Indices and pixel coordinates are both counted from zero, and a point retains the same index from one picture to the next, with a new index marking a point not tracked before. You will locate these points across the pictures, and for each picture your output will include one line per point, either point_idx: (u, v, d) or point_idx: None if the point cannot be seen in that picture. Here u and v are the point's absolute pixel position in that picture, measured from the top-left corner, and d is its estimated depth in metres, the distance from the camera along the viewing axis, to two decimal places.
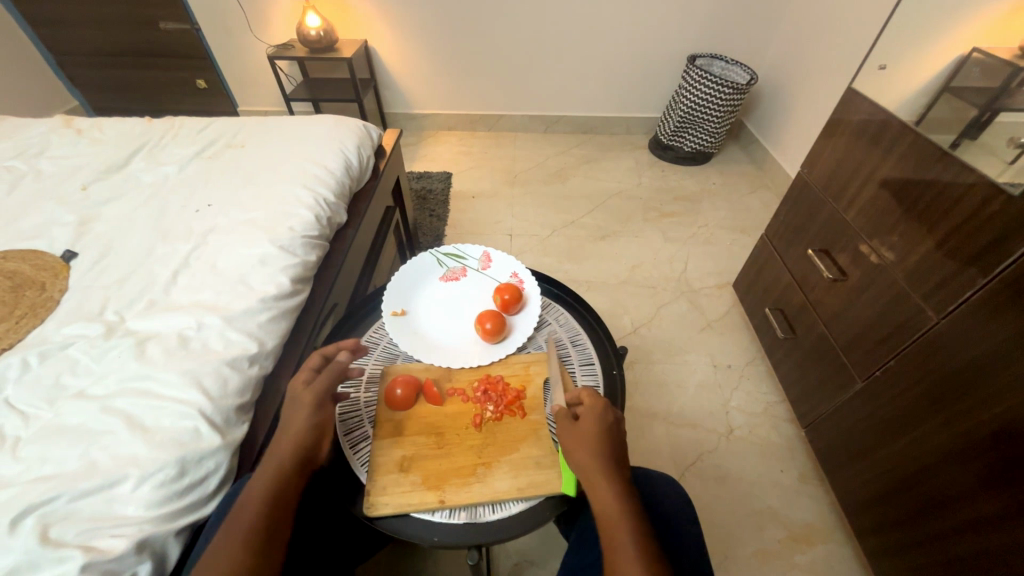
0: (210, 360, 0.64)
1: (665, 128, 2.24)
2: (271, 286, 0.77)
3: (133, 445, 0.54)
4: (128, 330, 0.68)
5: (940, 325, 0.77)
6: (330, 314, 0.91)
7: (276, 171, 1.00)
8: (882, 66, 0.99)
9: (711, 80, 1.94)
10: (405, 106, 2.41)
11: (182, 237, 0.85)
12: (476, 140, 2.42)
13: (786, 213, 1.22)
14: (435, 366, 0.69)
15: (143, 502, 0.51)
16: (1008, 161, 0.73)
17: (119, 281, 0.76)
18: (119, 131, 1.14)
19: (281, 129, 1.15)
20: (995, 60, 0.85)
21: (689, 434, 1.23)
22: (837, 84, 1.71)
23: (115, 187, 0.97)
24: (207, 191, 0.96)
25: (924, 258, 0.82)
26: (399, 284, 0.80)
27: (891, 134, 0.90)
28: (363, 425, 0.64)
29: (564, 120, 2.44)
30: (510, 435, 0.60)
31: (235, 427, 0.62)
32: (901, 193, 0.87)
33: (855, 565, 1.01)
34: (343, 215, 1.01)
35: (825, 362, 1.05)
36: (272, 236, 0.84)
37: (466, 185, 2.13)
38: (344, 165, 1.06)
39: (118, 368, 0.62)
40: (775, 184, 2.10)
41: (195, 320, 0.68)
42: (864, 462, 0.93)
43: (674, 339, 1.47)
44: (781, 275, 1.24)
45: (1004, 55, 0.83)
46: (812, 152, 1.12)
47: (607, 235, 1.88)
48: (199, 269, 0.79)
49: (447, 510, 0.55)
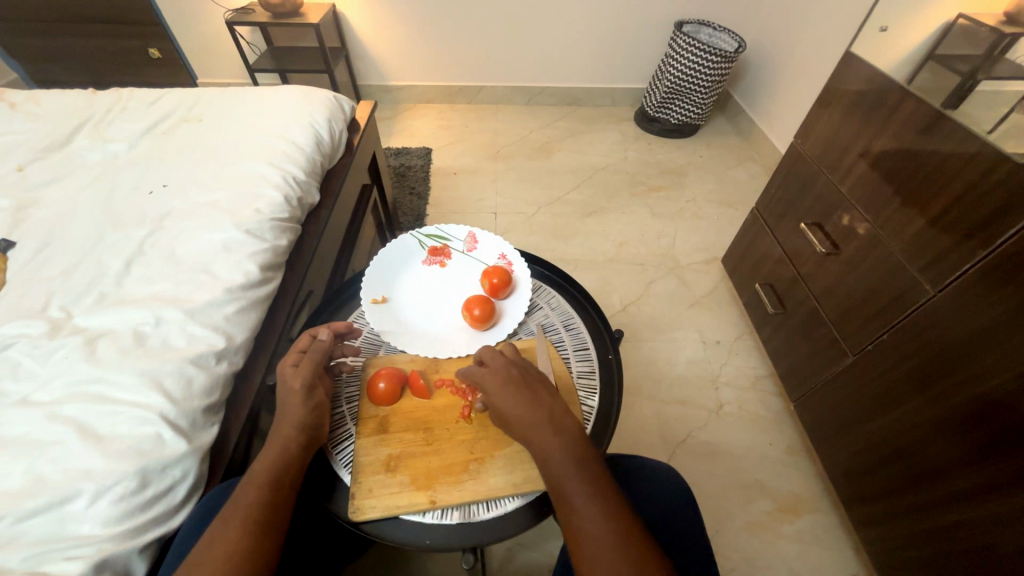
0: (172, 358, 0.58)
1: (651, 99, 2.17)
2: (237, 275, 0.70)
3: (86, 456, 0.49)
4: (76, 327, 0.61)
5: (935, 299, 0.76)
6: (305, 303, 0.85)
7: (238, 147, 0.92)
8: (884, 28, 0.94)
9: (699, 47, 1.87)
10: (380, 78, 2.28)
11: (134, 222, 0.77)
12: (456, 113, 2.32)
13: (779, 186, 1.18)
14: (420, 356, 0.64)
15: (100, 519, 0.46)
16: (988, 131, 0.72)
17: (65, 272, 0.68)
18: (60, 104, 1.03)
19: (243, 100, 1.05)
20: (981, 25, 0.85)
21: (679, 411, 1.23)
22: (827, 53, 1.66)
23: (57, 167, 0.87)
24: (162, 169, 0.87)
25: (918, 234, 0.80)
26: (378, 267, 0.75)
27: (892, 103, 0.87)
28: (346, 422, 0.59)
29: (547, 91, 2.34)
30: (504, 428, 0.57)
31: (203, 430, 0.57)
32: (896, 165, 0.85)
33: (842, 534, 1.03)
34: (315, 195, 0.94)
35: (816, 337, 1.04)
36: (236, 219, 0.77)
37: (448, 161, 2.04)
38: (314, 141, 0.98)
39: (65, 370, 0.56)
40: (761, 156, 2.07)
41: (152, 314, 0.62)
42: (854, 434, 0.93)
43: (663, 317, 1.45)
44: (772, 250, 1.22)
45: (988, 20, 0.84)
46: (806, 122, 1.09)
47: (594, 212, 1.83)
48: (156, 257, 0.71)
49: (439, 510, 0.52)
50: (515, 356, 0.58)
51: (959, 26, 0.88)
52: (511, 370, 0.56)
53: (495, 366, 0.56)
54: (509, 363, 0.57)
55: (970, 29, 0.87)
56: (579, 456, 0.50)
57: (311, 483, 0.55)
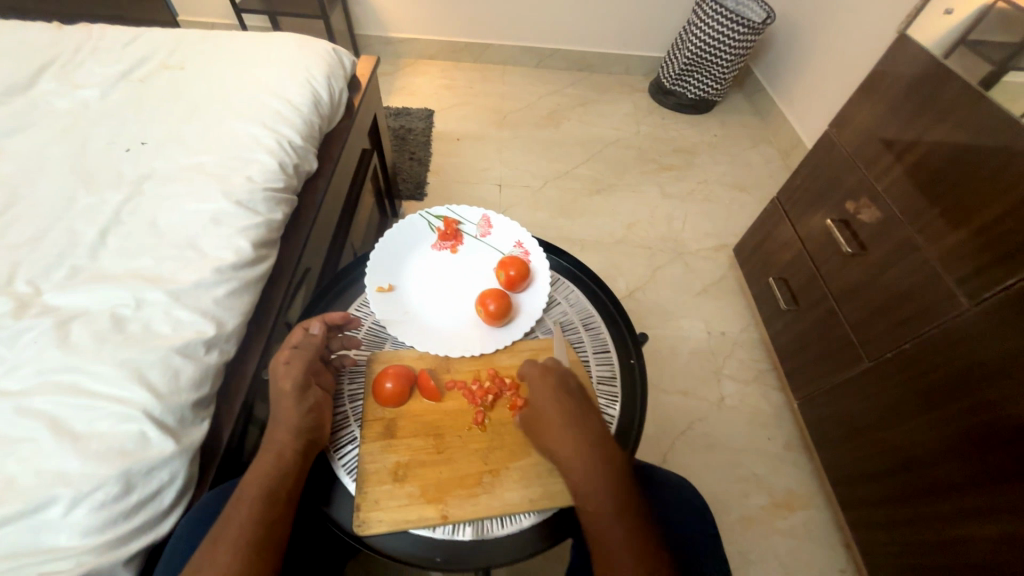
0: (155, 347, 0.52)
1: (669, 70, 2.05)
2: (228, 252, 0.64)
3: (60, 458, 0.44)
4: (45, 306, 0.55)
5: (969, 313, 0.73)
6: (302, 283, 0.79)
7: (226, 103, 0.82)
8: (947, 10, 0.88)
9: (726, 15, 1.74)
10: (380, 28, 2.11)
11: (110, 185, 0.68)
12: (461, 72, 2.17)
13: (806, 176, 1.12)
14: (430, 354, 0.59)
15: (79, 529, 0.42)
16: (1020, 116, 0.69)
17: (32, 241, 0.61)
18: (21, 39, 0.91)
19: (231, 47, 0.94)
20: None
21: (681, 402, 1.22)
22: (862, 31, 1.55)
23: (20, 113, 0.77)
24: (140, 124, 0.78)
25: (957, 243, 0.76)
26: (384, 251, 0.68)
27: (943, 99, 0.80)
28: (349, 424, 0.55)
29: (559, 54, 2.19)
30: (521, 437, 0.53)
31: (193, 426, 0.52)
32: (940, 167, 0.80)
33: (833, 531, 1.04)
34: (313, 162, 0.85)
35: (830, 338, 1.02)
36: (226, 188, 0.70)
37: (451, 125, 1.92)
38: (312, 100, 0.88)
39: (34, 356, 0.50)
40: (777, 139, 1.99)
41: (133, 295, 0.56)
42: (860, 439, 0.93)
43: (669, 304, 1.42)
44: (790, 244, 1.17)
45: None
46: (844, 110, 1.01)
47: (602, 189, 1.76)
48: (135, 227, 0.64)
49: (450, 525, 0.48)
50: (550, 360, 0.55)
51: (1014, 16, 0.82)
52: (566, 387, 0.53)
53: (549, 376, 0.53)
54: (565, 380, 0.54)
55: (1013, 15, 0.81)
56: (605, 467, 0.48)
57: (310, 489, 0.51)
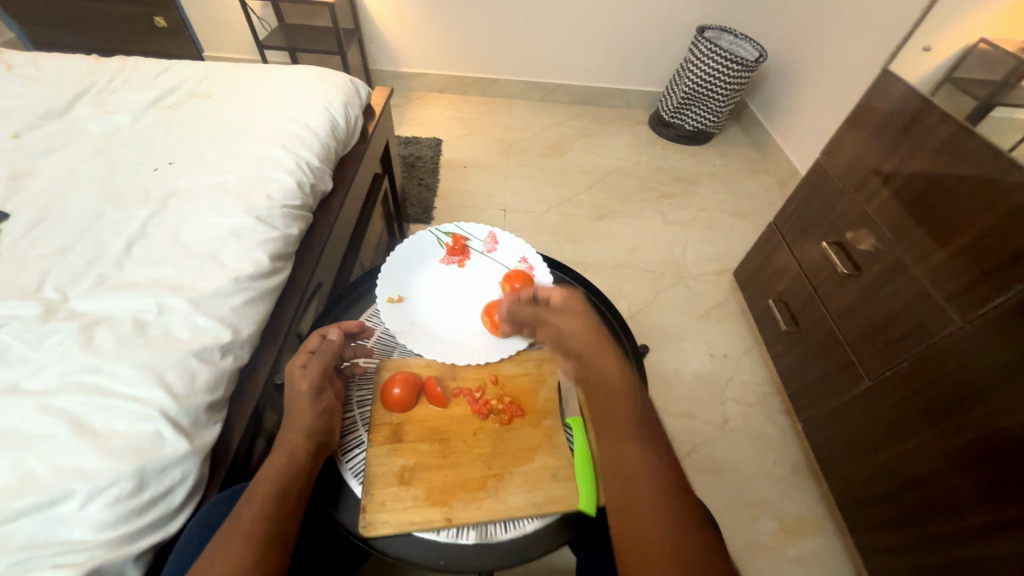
0: (173, 350, 0.54)
1: (667, 104, 2.14)
2: (245, 263, 0.67)
3: (78, 453, 0.45)
4: (72, 311, 0.57)
5: (963, 330, 0.74)
6: (314, 296, 0.82)
7: (250, 127, 0.88)
8: (925, 48, 0.91)
9: (720, 54, 1.84)
10: (392, 64, 2.23)
11: (138, 201, 0.73)
12: (469, 105, 2.27)
13: (800, 202, 1.16)
14: (437, 362, 0.61)
15: (93, 523, 0.43)
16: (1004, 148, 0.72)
17: (61, 251, 0.64)
18: (61, 69, 0.97)
19: (255, 78, 1.01)
20: (1003, 52, 0.83)
21: (684, 424, 1.21)
22: (851, 69, 1.63)
23: (57, 136, 0.83)
24: (168, 146, 0.83)
25: (948, 263, 0.78)
26: (394, 265, 0.72)
27: (925, 127, 0.85)
28: (357, 428, 0.57)
29: (563, 88, 2.30)
30: (525, 442, 0.54)
31: (205, 428, 0.54)
32: (927, 191, 0.83)
33: (844, 558, 1.02)
34: (328, 182, 0.90)
35: (830, 358, 1.03)
36: (246, 204, 0.74)
37: (458, 153, 2.00)
38: (329, 126, 0.94)
39: (59, 357, 0.52)
40: (775, 168, 2.05)
41: (154, 302, 0.58)
42: (866, 460, 0.92)
43: (672, 327, 1.44)
44: (788, 267, 1.20)
45: (1010, 46, 0.82)
46: (833, 138, 1.06)
47: (605, 215, 1.81)
48: (159, 239, 0.68)
49: (454, 529, 0.49)
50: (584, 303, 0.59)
51: (981, 51, 0.86)
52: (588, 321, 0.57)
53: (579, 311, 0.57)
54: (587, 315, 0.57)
55: (991, 54, 0.84)
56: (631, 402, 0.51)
57: (318, 492, 0.52)
